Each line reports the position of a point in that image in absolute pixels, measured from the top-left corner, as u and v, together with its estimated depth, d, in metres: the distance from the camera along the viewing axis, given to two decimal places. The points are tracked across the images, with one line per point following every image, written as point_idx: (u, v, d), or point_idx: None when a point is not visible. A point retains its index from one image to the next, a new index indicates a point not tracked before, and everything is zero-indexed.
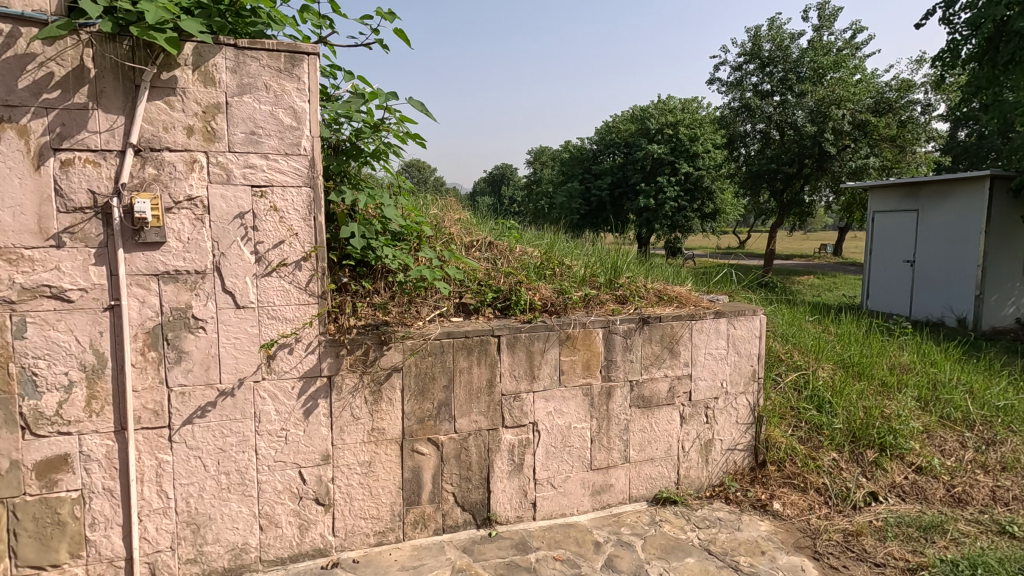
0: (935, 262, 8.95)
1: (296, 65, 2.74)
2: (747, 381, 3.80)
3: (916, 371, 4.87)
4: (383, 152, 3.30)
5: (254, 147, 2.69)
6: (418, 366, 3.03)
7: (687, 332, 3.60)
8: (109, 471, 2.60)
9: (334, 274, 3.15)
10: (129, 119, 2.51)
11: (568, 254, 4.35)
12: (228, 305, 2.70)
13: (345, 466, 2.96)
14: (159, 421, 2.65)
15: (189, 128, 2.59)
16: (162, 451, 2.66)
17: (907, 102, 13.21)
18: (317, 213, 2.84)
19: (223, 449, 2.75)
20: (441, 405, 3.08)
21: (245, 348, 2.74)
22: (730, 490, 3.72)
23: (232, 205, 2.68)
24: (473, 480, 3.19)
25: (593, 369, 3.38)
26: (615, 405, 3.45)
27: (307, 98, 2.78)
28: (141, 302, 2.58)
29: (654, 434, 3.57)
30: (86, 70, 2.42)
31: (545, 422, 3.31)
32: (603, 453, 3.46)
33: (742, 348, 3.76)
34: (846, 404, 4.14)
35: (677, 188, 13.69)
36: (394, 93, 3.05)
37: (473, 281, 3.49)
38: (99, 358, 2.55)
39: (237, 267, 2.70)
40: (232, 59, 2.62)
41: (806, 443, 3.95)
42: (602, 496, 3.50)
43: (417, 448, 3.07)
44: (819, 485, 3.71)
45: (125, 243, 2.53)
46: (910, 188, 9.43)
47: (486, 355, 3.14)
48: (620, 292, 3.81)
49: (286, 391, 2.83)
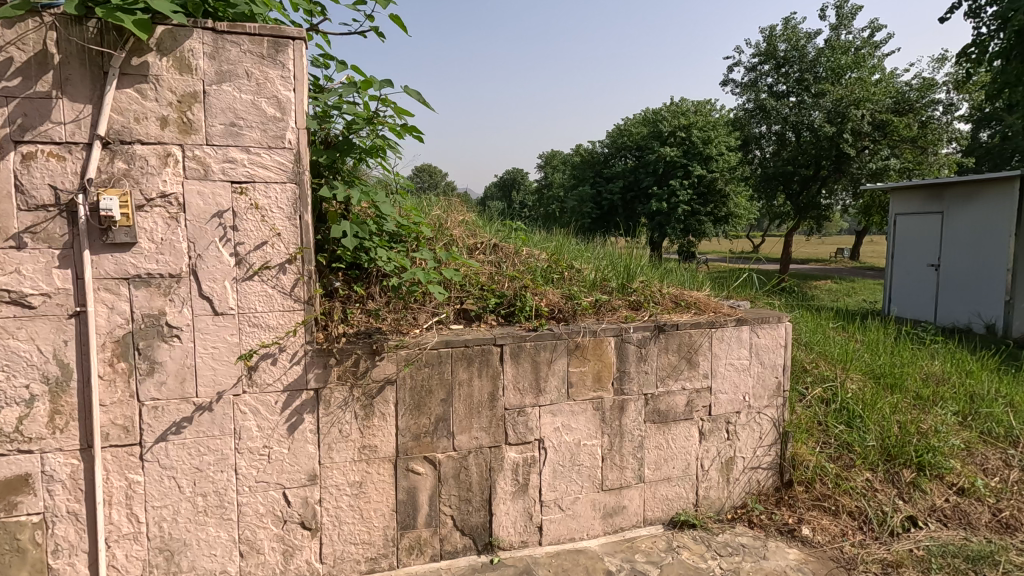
0: (960, 266, 8.57)
1: (280, 50, 2.51)
2: (772, 395, 3.51)
3: (952, 382, 4.56)
4: (378, 147, 3.07)
5: (234, 139, 2.47)
6: (413, 378, 2.78)
7: (707, 340, 3.32)
8: (74, 492, 2.38)
9: (324, 278, 2.92)
10: (96, 109, 2.30)
11: (578, 258, 4.11)
12: (205, 311, 2.48)
13: (334, 487, 2.72)
14: (129, 438, 2.43)
15: (163, 119, 2.38)
16: (133, 470, 2.44)
17: (928, 102, 12.86)
18: (303, 211, 2.61)
19: (200, 469, 2.52)
20: (438, 421, 2.83)
21: (224, 359, 2.51)
22: (755, 513, 3.42)
23: (210, 203, 2.46)
24: (473, 502, 2.94)
25: (605, 381, 3.11)
26: (628, 420, 3.18)
27: (292, 87, 2.55)
28: (110, 308, 2.37)
29: (670, 451, 3.30)
30: (50, 56, 2.22)
31: (552, 439, 3.04)
32: (615, 472, 3.19)
33: (766, 358, 3.47)
34: (878, 419, 3.84)
35: (690, 191, 13.28)
36: (388, 81, 2.81)
37: (475, 285, 3.26)
38: (63, 370, 2.33)
39: (216, 270, 2.48)
40: (210, 44, 2.40)
41: (837, 462, 3.64)
42: (614, 519, 3.22)
43: (413, 468, 2.82)
44: (852, 508, 3.39)
45: (92, 244, 2.32)
46: (934, 189, 9.06)
47: (488, 366, 2.88)
48: (633, 297, 3.55)
49: (269, 405, 2.60)
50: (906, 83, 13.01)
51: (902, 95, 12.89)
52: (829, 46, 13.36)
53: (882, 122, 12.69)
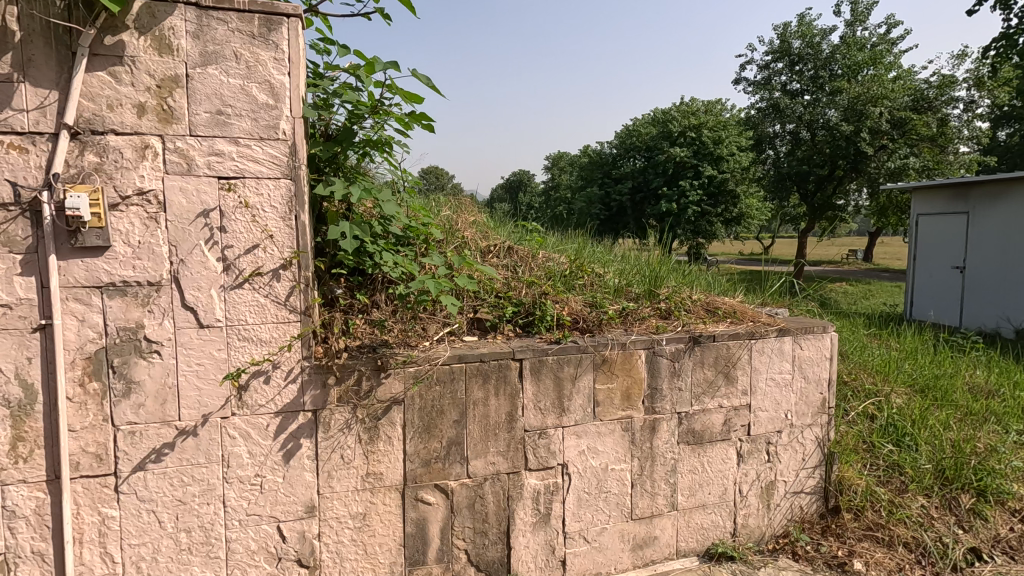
0: (988, 267, 8.17)
1: (273, 29, 2.22)
2: (816, 413, 3.19)
3: (1002, 395, 4.22)
4: (384, 140, 2.78)
5: (222, 129, 2.19)
6: (423, 397, 2.49)
7: (746, 353, 3.00)
8: (39, 530, 2.10)
9: (324, 285, 2.64)
10: (64, 94, 2.02)
11: (598, 262, 3.82)
12: (189, 324, 2.19)
13: (334, 519, 2.43)
14: (101, 467, 2.14)
15: (140, 106, 2.10)
16: (107, 504, 2.16)
17: (948, 99, 12.47)
18: (299, 211, 2.32)
19: (183, 501, 2.23)
20: (451, 445, 2.53)
21: (209, 378, 2.22)
22: (800, 544, 3.09)
23: (195, 201, 2.17)
24: (490, 534, 2.64)
25: (635, 399, 2.81)
26: (660, 442, 2.87)
27: (286, 70, 2.26)
28: (80, 321, 2.09)
29: (706, 475, 2.99)
30: (9, 33, 1.95)
31: (577, 463, 2.74)
32: (646, 499, 2.88)
33: (810, 372, 3.15)
34: (930, 437, 3.51)
35: (701, 192, 12.91)
36: (393, 63, 2.51)
37: (490, 292, 2.96)
38: (27, 391, 2.06)
39: (200, 277, 2.20)
40: (194, 21, 2.12)
41: (888, 486, 3.31)
42: (644, 552, 2.90)
43: (423, 497, 2.52)
44: (908, 539, 3.06)
45: (60, 248, 2.04)
46: (958, 189, 8.67)
47: (506, 383, 2.58)
48: (662, 304, 3.24)
49: (261, 429, 2.31)
50: (925, 80, 12.64)
51: (921, 94, 12.48)
52: (845, 42, 13.01)
53: (901, 120, 12.30)
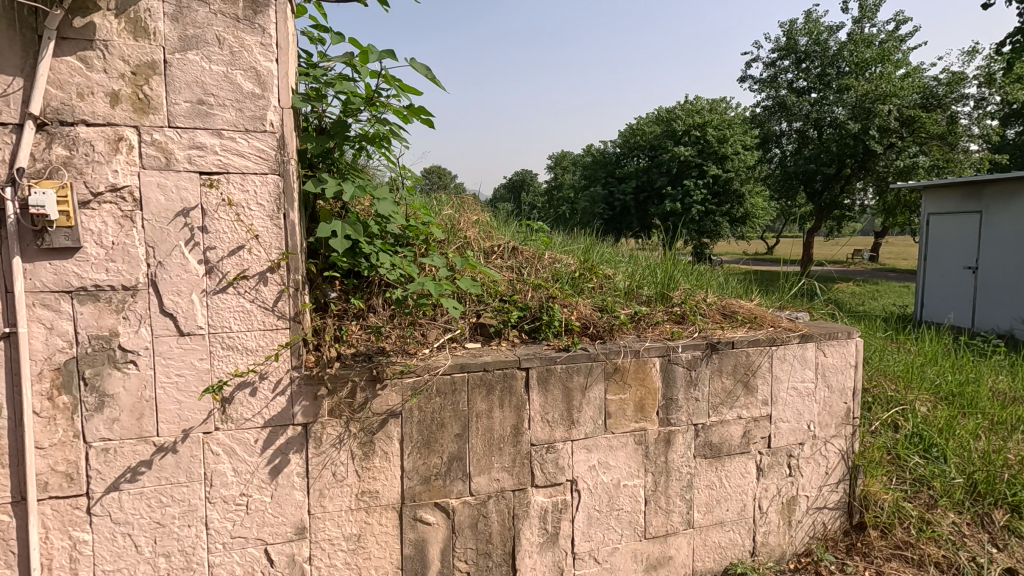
0: (1002, 268, 7.95)
1: (259, 11, 2.05)
2: (840, 424, 3.01)
3: None
4: (380, 134, 2.60)
5: (204, 120, 2.02)
6: (421, 410, 2.31)
7: (767, 361, 2.82)
8: (4, 556, 1.93)
9: (317, 289, 2.47)
10: (30, 82, 1.85)
11: (607, 263, 3.64)
12: (167, 332, 2.02)
13: (326, 541, 2.25)
14: (72, 488, 1.97)
15: (114, 95, 1.92)
16: (78, 528, 1.99)
17: (958, 96, 12.23)
18: (288, 209, 2.15)
19: (161, 524, 2.06)
20: (452, 460, 2.36)
21: (190, 391, 2.05)
22: (824, 563, 2.89)
23: (174, 198, 2.00)
24: (494, 556, 2.46)
25: (649, 411, 2.62)
26: (675, 456, 2.69)
27: (274, 57, 2.09)
28: (48, 329, 1.92)
29: (723, 491, 2.80)
30: None
31: (587, 480, 2.56)
32: (660, 517, 2.70)
33: (834, 381, 2.97)
34: (958, 449, 3.32)
35: (706, 191, 12.68)
36: (390, 52, 2.35)
37: (494, 296, 2.79)
38: None
39: (180, 281, 2.02)
40: (172, 2, 1.95)
41: (915, 502, 3.12)
42: (658, 573, 2.72)
43: (422, 517, 2.35)
44: (939, 559, 2.87)
45: (25, 250, 1.87)
46: (971, 188, 8.44)
47: (511, 395, 2.40)
48: (677, 308, 3.05)
49: (247, 445, 2.13)
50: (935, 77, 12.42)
51: (930, 91, 12.25)
52: (852, 39, 12.81)
53: (910, 117, 12.07)
